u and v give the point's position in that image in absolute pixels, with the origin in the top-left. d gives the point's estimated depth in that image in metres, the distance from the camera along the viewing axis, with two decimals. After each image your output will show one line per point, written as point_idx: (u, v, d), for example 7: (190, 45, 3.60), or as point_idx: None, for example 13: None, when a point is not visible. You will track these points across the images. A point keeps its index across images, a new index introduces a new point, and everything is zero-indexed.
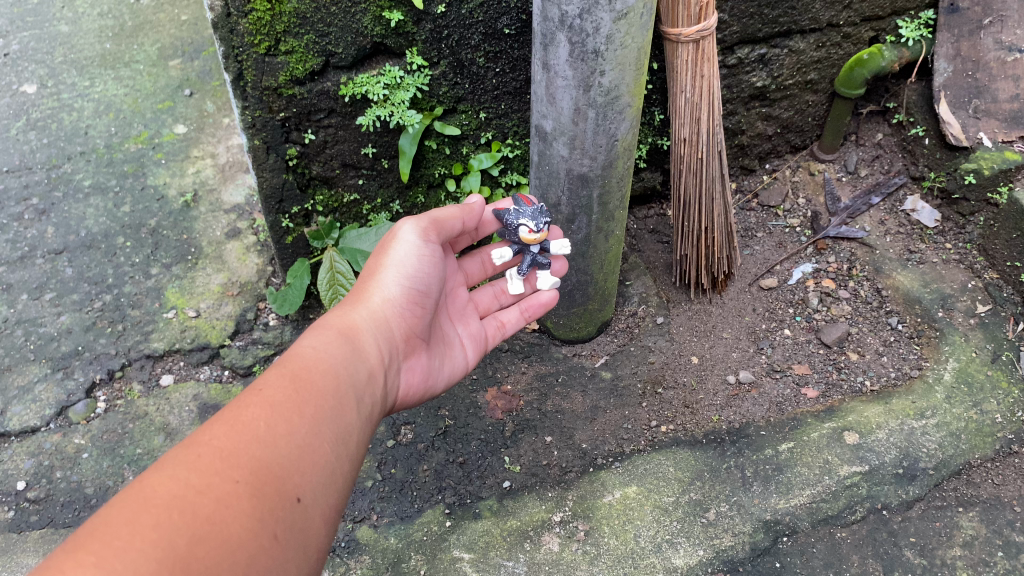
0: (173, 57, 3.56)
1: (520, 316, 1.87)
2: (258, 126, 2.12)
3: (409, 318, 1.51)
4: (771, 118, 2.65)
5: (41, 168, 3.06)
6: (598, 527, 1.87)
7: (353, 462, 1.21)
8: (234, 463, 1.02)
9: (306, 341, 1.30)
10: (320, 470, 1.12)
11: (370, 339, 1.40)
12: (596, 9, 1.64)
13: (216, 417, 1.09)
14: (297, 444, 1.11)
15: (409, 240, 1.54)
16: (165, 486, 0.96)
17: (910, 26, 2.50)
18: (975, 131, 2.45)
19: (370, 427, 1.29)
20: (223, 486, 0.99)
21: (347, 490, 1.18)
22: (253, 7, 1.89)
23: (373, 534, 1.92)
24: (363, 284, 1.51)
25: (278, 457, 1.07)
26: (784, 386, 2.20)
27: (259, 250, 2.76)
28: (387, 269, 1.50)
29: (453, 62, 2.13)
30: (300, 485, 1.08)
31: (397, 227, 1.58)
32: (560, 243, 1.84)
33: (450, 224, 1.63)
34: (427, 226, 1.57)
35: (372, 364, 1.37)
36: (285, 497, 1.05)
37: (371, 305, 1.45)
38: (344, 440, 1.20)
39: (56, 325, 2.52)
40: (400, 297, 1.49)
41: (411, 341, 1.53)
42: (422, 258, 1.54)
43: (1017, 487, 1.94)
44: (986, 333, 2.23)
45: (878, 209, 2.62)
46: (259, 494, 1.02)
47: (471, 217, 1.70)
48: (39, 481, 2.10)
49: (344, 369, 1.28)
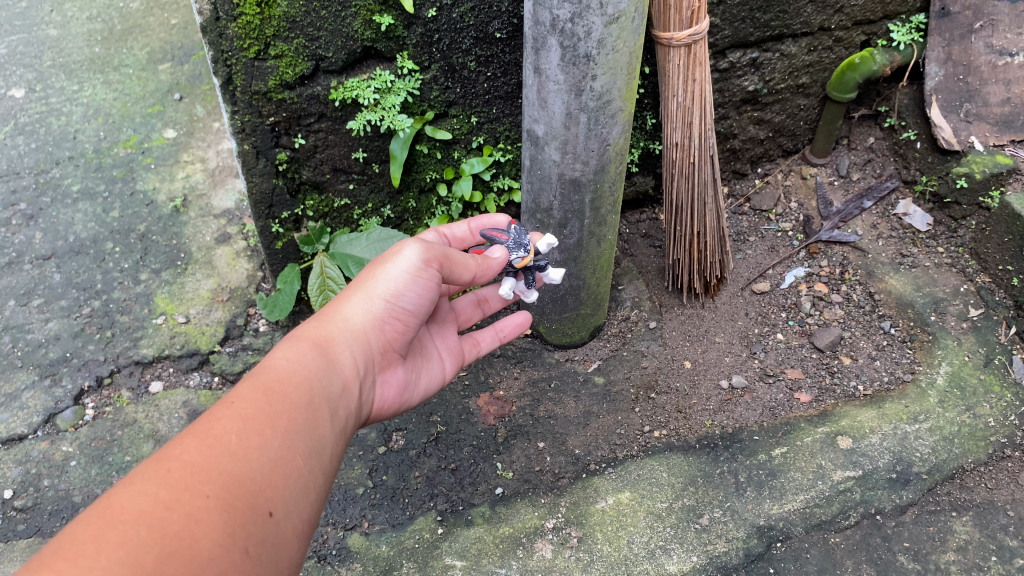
0: (163, 61, 3.55)
1: (496, 335, 1.86)
2: (248, 131, 2.10)
3: (388, 334, 1.51)
4: (763, 122, 2.65)
5: (29, 173, 3.03)
6: (591, 534, 1.86)
7: (326, 474, 1.23)
8: (205, 478, 1.03)
9: (279, 352, 1.30)
10: (293, 482, 1.14)
11: (345, 353, 1.40)
12: (587, 13, 1.63)
13: (185, 432, 1.09)
14: (270, 457, 1.12)
15: (408, 260, 1.46)
16: (134, 502, 0.96)
17: (901, 30, 2.51)
18: (966, 135, 2.46)
19: (342, 440, 1.31)
20: (194, 501, 0.99)
21: (319, 504, 1.20)
22: (242, 11, 1.88)
23: (365, 541, 1.91)
24: (345, 295, 1.49)
25: (251, 471, 1.08)
26: (778, 390, 2.19)
27: (249, 255, 2.75)
28: (374, 286, 1.46)
29: (444, 67, 2.13)
30: (272, 499, 1.09)
31: (401, 242, 1.50)
32: (549, 241, 1.72)
33: (459, 263, 1.52)
34: (433, 252, 1.47)
35: (346, 377, 1.38)
36: (257, 511, 1.06)
37: (350, 317, 1.45)
38: (317, 454, 1.21)
39: (44, 332, 2.49)
40: (382, 312, 1.47)
41: (388, 354, 1.53)
42: (416, 280, 1.47)
43: (1010, 491, 1.94)
44: (979, 337, 2.23)
45: (870, 213, 2.62)
46: (229, 509, 1.02)
47: (487, 271, 1.59)
48: (26, 490, 2.07)
49: (317, 381, 1.29)
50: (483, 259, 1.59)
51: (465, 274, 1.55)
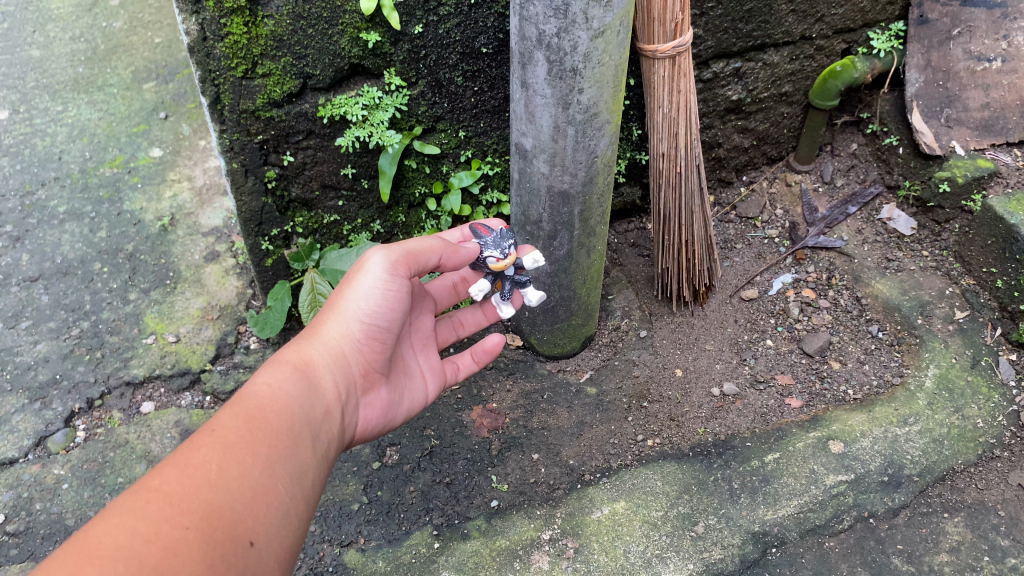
0: (148, 80, 3.55)
1: (474, 360, 1.86)
2: (236, 149, 2.10)
3: (368, 353, 1.52)
4: (747, 130, 2.68)
5: (15, 196, 3.02)
6: (587, 544, 1.86)
7: (309, 501, 1.24)
8: (184, 509, 1.03)
9: (259, 377, 1.31)
10: (274, 511, 1.15)
11: (326, 375, 1.41)
12: (573, 28, 1.65)
13: (165, 461, 1.10)
14: (251, 485, 1.13)
15: (376, 272, 1.48)
16: (111, 537, 0.96)
17: (881, 38, 2.55)
18: (948, 140, 2.49)
19: (326, 464, 1.32)
20: (172, 533, 1.00)
21: (300, 532, 1.20)
22: (229, 30, 1.88)
23: (362, 557, 1.90)
24: (323, 316, 1.50)
25: (231, 501, 1.09)
26: (768, 396, 2.22)
27: (239, 272, 2.75)
28: (349, 303, 1.48)
29: (432, 82, 2.14)
30: (253, 528, 1.10)
31: (365, 256, 1.52)
32: (534, 257, 1.69)
33: (423, 256, 1.53)
34: (396, 259, 1.49)
35: (328, 401, 1.39)
36: (237, 541, 1.07)
37: (330, 339, 1.46)
38: (299, 480, 1.22)
39: (33, 354, 2.48)
40: (360, 332, 1.49)
41: (370, 376, 1.54)
42: (385, 294, 1.49)
43: (1000, 491, 1.96)
44: (965, 339, 2.25)
45: (855, 218, 2.66)
46: (210, 541, 1.03)
47: (452, 256, 1.57)
48: (18, 514, 2.05)
49: (299, 406, 1.30)
50: (452, 244, 1.58)
51: (431, 257, 1.54)
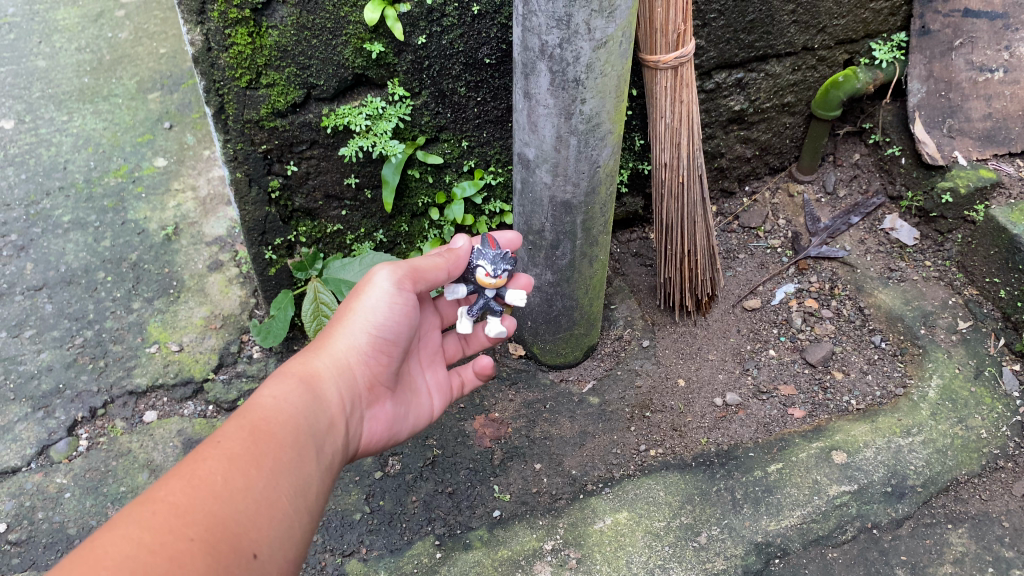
0: (152, 90, 3.57)
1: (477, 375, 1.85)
2: (240, 159, 2.11)
3: (373, 367, 1.52)
4: (749, 141, 2.69)
5: (19, 205, 3.03)
6: (590, 554, 1.86)
7: (314, 514, 1.24)
8: (188, 521, 1.03)
9: (265, 390, 1.31)
10: (278, 524, 1.15)
11: (331, 387, 1.41)
12: (576, 39, 1.65)
13: (170, 473, 1.10)
14: (256, 498, 1.13)
15: (383, 287, 1.49)
16: (117, 547, 0.96)
17: (883, 48, 2.55)
18: (950, 150, 2.50)
19: (330, 476, 1.32)
20: (175, 544, 1.00)
21: (303, 546, 1.20)
22: (233, 41, 1.89)
23: (363, 567, 1.90)
24: (329, 330, 1.50)
25: (235, 513, 1.09)
26: (772, 406, 2.21)
27: (242, 282, 2.75)
28: (355, 317, 1.48)
29: (435, 92, 2.15)
30: (257, 540, 1.11)
31: (372, 270, 1.53)
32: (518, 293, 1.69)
33: (429, 272, 1.55)
34: (403, 273, 1.50)
35: (333, 414, 1.39)
36: (240, 554, 1.07)
37: (336, 352, 1.46)
38: (303, 493, 1.22)
39: (36, 362, 2.48)
40: (365, 345, 1.49)
41: (375, 389, 1.54)
42: (392, 306, 1.49)
43: (1004, 502, 1.96)
44: (968, 350, 2.25)
45: (857, 228, 2.66)
46: (213, 553, 1.03)
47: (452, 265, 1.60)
48: (20, 523, 2.05)
49: (304, 419, 1.30)
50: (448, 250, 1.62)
51: (438, 273, 1.58)
